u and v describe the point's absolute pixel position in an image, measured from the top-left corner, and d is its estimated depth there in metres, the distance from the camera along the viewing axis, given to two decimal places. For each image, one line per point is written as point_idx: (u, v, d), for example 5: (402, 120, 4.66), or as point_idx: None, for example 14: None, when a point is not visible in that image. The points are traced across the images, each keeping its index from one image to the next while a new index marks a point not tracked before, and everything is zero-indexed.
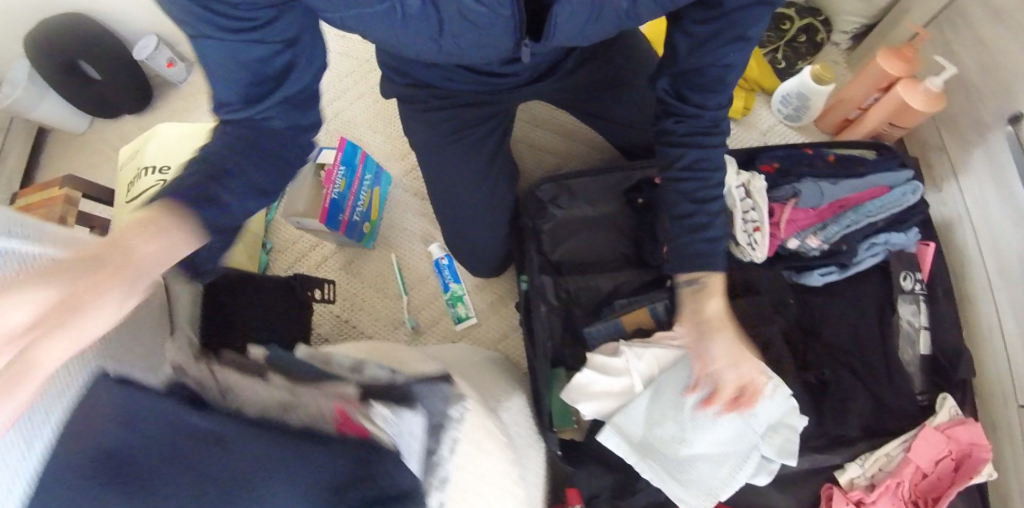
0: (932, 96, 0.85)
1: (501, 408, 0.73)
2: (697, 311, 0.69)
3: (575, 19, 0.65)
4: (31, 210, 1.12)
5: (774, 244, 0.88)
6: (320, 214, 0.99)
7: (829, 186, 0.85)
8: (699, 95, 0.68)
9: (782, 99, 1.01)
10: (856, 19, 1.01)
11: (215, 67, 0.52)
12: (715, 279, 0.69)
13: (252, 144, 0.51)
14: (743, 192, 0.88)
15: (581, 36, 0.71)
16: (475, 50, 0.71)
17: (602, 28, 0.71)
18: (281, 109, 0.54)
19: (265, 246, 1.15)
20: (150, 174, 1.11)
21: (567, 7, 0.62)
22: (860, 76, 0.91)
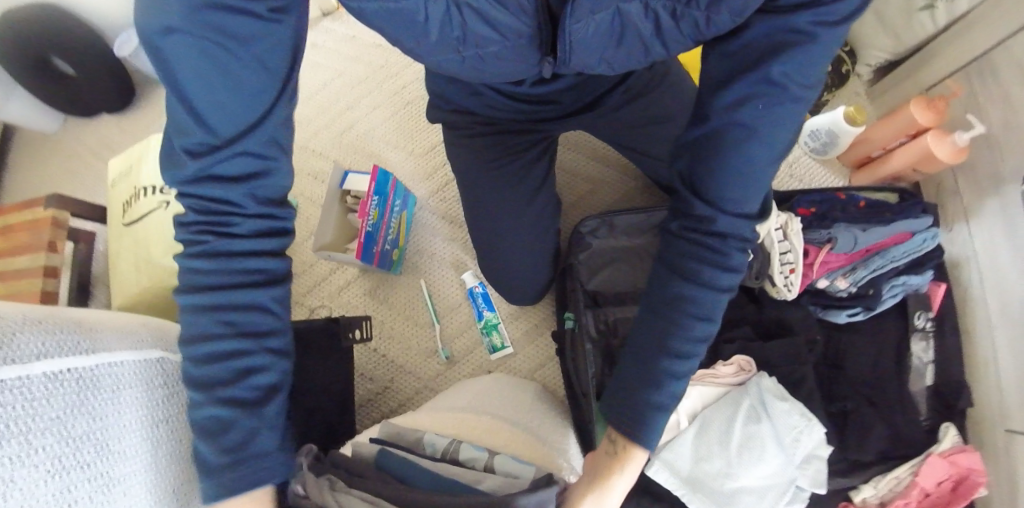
0: (958, 149, 0.90)
1: (571, 459, 0.77)
2: (597, 474, 0.56)
3: (592, 39, 0.60)
4: (13, 231, 1.04)
5: (805, 282, 0.94)
6: (355, 250, 0.95)
7: (861, 233, 0.91)
8: (722, 182, 0.53)
9: (811, 133, 1.04)
10: (879, 55, 1.04)
11: (177, 79, 0.42)
12: (633, 455, 0.54)
13: (217, 225, 0.45)
14: (782, 234, 0.92)
15: (602, 62, 0.66)
16: (497, 64, 0.67)
17: (625, 56, 0.66)
18: (245, 154, 0.45)
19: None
20: (148, 196, 1.04)
21: (578, 25, 0.57)
22: (888, 121, 0.96)
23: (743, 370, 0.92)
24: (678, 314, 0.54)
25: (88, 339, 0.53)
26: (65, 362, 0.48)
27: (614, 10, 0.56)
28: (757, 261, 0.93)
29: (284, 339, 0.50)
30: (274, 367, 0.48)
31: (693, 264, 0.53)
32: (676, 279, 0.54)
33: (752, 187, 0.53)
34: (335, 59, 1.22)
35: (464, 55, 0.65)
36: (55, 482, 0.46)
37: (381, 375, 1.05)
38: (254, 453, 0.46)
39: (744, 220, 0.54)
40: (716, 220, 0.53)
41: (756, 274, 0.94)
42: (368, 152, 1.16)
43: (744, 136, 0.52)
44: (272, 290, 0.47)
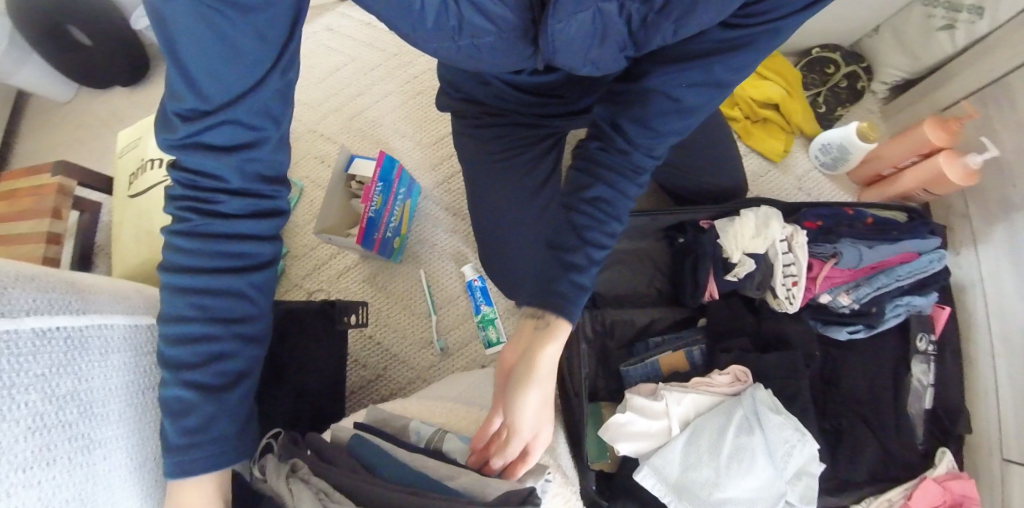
0: (969, 171, 0.89)
1: (558, 450, 0.76)
2: (528, 348, 0.54)
3: (572, 39, 0.57)
4: (17, 196, 1.04)
5: (808, 296, 0.93)
6: (355, 234, 0.95)
7: (867, 250, 0.89)
8: (635, 130, 0.60)
9: (821, 147, 1.03)
10: (895, 73, 1.03)
11: (175, 44, 0.39)
12: (561, 327, 0.54)
13: (205, 194, 0.44)
14: (786, 246, 0.91)
15: (589, 64, 0.63)
16: (495, 55, 0.65)
17: (608, 58, 0.62)
18: (237, 124, 0.43)
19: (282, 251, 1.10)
20: (153, 168, 1.03)
21: (560, 25, 0.54)
22: (901, 139, 0.95)
23: (738, 381, 0.90)
24: (592, 210, 0.58)
25: (82, 301, 0.52)
26: (56, 320, 0.48)
27: (595, 11, 0.53)
28: (760, 271, 0.93)
29: (255, 326, 0.49)
30: (241, 354, 0.48)
31: (608, 172, 0.60)
32: (594, 181, 0.60)
33: (661, 139, 0.60)
34: (347, 45, 1.22)
35: (459, 43, 0.63)
36: (36, 439, 0.45)
37: (374, 361, 1.05)
38: (213, 437, 0.46)
39: (647, 163, 0.61)
40: (629, 153, 0.61)
41: (757, 285, 0.94)
42: (376, 140, 1.16)
43: (674, 114, 0.60)
44: (250, 276, 0.47)
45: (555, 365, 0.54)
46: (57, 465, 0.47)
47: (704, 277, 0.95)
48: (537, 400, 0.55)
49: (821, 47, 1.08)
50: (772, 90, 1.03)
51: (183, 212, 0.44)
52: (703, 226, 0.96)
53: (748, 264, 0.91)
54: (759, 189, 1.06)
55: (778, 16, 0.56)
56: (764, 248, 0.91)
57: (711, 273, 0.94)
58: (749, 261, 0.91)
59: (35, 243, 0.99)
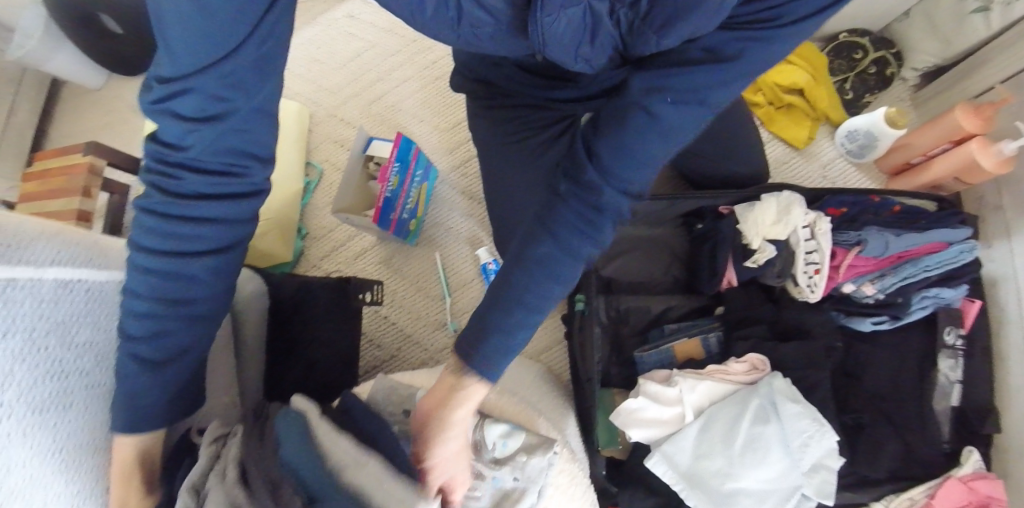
0: (1001, 160, 0.86)
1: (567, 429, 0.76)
2: (439, 401, 0.51)
3: (561, 34, 0.56)
4: (49, 174, 1.08)
5: (829, 286, 0.90)
6: (372, 214, 0.96)
7: (894, 239, 0.86)
8: (607, 157, 0.49)
9: (848, 134, 1.01)
10: (928, 59, 0.99)
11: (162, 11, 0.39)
12: (472, 385, 0.50)
13: (173, 165, 0.45)
14: (807, 232, 0.89)
15: (579, 60, 0.63)
16: (493, 44, 0.65)
17: (600, 54, 0.62)
18: (202, 94, 0.42)
19: (300, 232, 1.11)
20: None
21: (548, 19, 0.54)
22: (931, 126, 0.92)
23: (754, 369, 0.88)
24: (538, 270, 0.49)
25: (102, 261, 0.54)
26: (75, 274, 0.49)
27: (585, 8, 0.53)
28: (780, 259, 0.91)
29: (204, 308, 0.49)
30: (184, 333, 0.48)
31: (562, 228, 0.49)
32: (539, 236, 0.50)
33: (639, 171, 0.50)
34: (368, 31, 1.24)
35: (460, 33, 0.62)
36: (54, 383, 0.47)
37: (388, 341, 1.04)
38: (149, 407, 0.49)
39: (620, 203, 0.50)
40: (598, 193, 0.49)
41: (777, 272, 0.92)
42: (395, 125, 1.17)
43: (653, 136, 0.49)
44: (201, 260, 0.47)
45: (466, 421, 0.52)
46: (72, 410, 0.49)
47: (722, 263, 0.92)
48: (452, 449, 0.52)
49: (848, 31, 1.05)
50: (796, 75, 1.00)
51: (149, 184, 0.45)
52: (722, 213, 0.95)
53: (768, 250, 0.90)
54: (782, 177, 1.03)
55: (792, 16, 0.47)
56: (785, 234, 0.89)
57: (728, 260, 0.92)
58: (770, 248, 0.90)
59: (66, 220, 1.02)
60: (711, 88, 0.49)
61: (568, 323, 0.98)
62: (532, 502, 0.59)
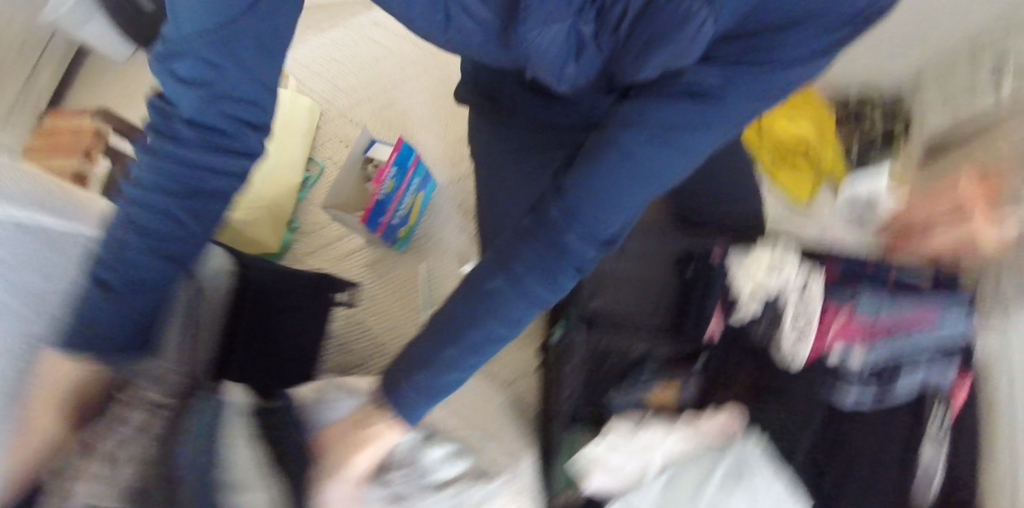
0: (1000, 243, 0.87)
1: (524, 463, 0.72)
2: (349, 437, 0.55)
3: (545, 48, 0.54)
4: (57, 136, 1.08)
5: (817, 350, 0.86)
6: (362, 213, 0.97)
7: (886, 307, 0.86)
8: (586, 200, 0.48)
9: (850, 197, 1.03)
10: (934, 131, 1.01)
11: None
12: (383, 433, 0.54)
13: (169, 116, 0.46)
14: (796, 294, 0.88)
15: (562, 76, 0.63)
16: (485, 49, 0.64)
17: (585, 70, 0.62)
18: (202, 59, 0.42)
19: (292, 225, 1.09)
20: None
21: (533, 31, 0.51)
22: (934, 196, 0.91)
23: (728, 428, 0.85)
24: (488, 309, 0.50)
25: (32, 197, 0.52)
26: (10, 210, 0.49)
27: (571, 25, 0.50)
28: (767, 314, 0.89)
29: (184, 248, 0.51)
30: (161, 271, 0.50)
31: (523, 265, 0.49)
32: (496, 270, 0.51)
33: (614, 216, 0.49)
34: (388, 40, 1.26)
35: (448, 33, 0.62)
36: None
37: (359, 348, 0.99)
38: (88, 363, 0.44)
39: (587, 248, 0.50)
40: (562, 229, 0.49)
41: (762, 328, 0.89)
42: (401, 132, 1.17)
43: (633, 180, 0.48)
44: (187, 203, 0.48)
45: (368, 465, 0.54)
46: None
47: (709, 312, 0.90)
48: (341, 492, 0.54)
49: (858, 100, 1.08)
50: (802, 133, 1.02)
51: (153, 124, 0.46)
52: (714, 261, 0.92)
53: (754, 307, 0.89)
54: (779, 234, 1.02)
55: (772, 69, 0.49)
56: (777, 284, 0.89)
57: (717, 311, 0.90)
58: (759, 301, 0.89)
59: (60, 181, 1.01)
60: (691, 127, 0.49)
61: (546, 354, 0.95)
62: None
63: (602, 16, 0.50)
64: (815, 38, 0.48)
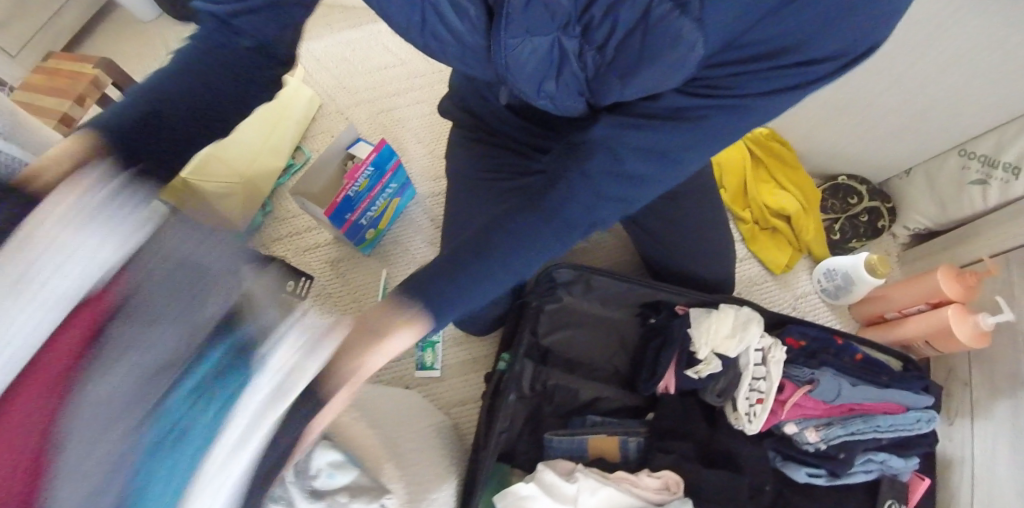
0: (980, 333, 0.82)
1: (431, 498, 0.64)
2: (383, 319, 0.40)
3: (521, 66, 0.53)
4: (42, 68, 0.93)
5: (771, 421, 0.82)
6: (326, 206, 0.86)
7: (848, 386, 0.80)
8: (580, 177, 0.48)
9: (826, 272, 0.96)
10: (920, 220, 0.97)
11: None
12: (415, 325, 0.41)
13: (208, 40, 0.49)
14: (759, 358, 0.83)
15: (545, 98, 0.59)
16: (461, 63, 0.64)
17: (567, 97, 0.59)
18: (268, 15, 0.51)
19: (263, 208, 1.01)
20: None
21: (509, 45, 0.50)
22: (910, 283, 0.89)
23: (669, 488, 0.76)
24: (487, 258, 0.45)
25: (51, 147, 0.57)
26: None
27: (551, 39, 0.50)
28: (725, 376, 0.84)
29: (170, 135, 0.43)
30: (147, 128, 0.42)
31: (527, 221, 0.47)
32: (505, 220, 0.48)
33: (607, 203, 0.49)
34: (401, 49, 1.26)
35: (423, 40, 0.61)
36: None
37: None
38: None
39: (587, 219, 0.49)
40: (567, 200, 0.48)
41: (718, 391, 0.84)
42: (393, 139, 1.17)
43: (624, 177, 0.49)
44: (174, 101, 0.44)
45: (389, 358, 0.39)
46: None
47: (664, 364, 0.85)
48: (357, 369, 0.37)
49: (849, 176, 1.03)
50: (786, 201, 0.98)
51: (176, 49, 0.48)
52: (679, 312, 0.88)
53: (714, 365, 0.82)
54: (751, 296, 0.98)
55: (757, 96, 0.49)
56: (736, 351, 0.82)
57: (671, 363, 0.85)
58: (716, 362, 0.83)
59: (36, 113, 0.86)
60: (680, 148, 0.49)
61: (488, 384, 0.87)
62: None
63: (584, 32, 0.50)
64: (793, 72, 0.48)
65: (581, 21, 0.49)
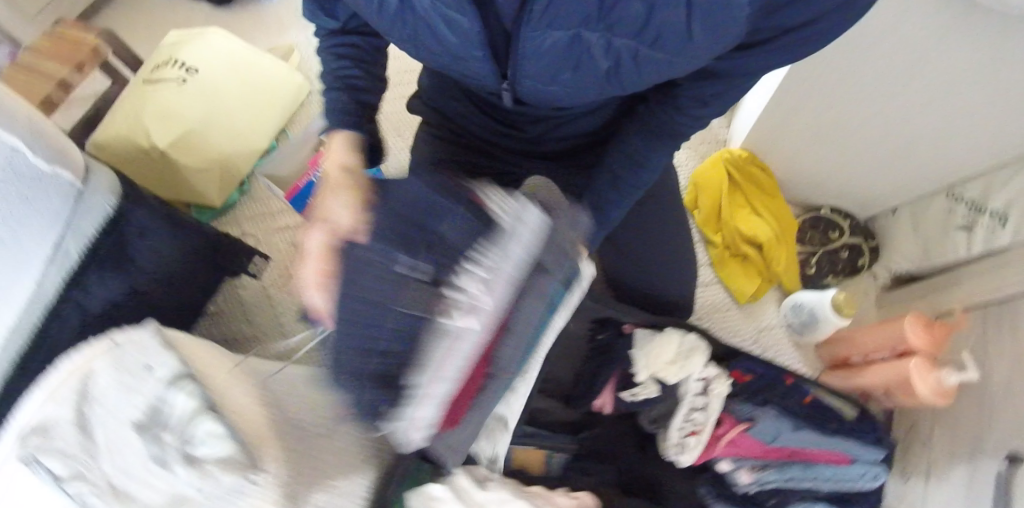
0: (943, 390, 0.76)
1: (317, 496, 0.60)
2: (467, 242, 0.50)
3: (540, 56, 0.59)
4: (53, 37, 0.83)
5: (706, 455, 0.79)
6: (286, 189, 0.83)
7: (788, 430, 0.76)
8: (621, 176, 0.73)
9: (794, 306, 0.92)
10: (901, 263, 0.92)
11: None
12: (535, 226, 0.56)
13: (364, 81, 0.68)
14: (700, 388, 0.79)
15: (567, 87, 0.65)
16: (472, 75, 0.69)
17: (594, 87, 0.65)
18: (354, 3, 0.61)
19: (242, 185, 0.95)
20: (176, 69, 0.89)
21: (532, 36, 0.56)
22: (878, 328, 0.84)
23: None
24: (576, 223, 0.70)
25: (48, 142, 0.55)
26: (11, 139, 0.50)
27: (571, 33, 0.55)
28: (663, 403, 0.80)
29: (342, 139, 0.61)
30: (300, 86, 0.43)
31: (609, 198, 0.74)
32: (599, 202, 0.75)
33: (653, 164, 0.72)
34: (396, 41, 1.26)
35: (437, 47, 0.64)
36: None
37: (253, 330, 0.90)
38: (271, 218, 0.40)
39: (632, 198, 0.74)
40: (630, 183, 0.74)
41: (653, 417, 0.81)
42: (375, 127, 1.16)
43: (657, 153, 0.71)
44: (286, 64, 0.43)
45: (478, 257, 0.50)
46: None
47: (601, 382, 0.81)
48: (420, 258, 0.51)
49: (832, 209, 0.98)
50: (759, 227, 0.93)
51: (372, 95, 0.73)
52: (624, 330, 0.84)
53: (651, 390, 0.79)
54: (713, 323, 0.94)
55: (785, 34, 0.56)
56: (677, 378, 0.79)
57: (611, 381, 0.82)
58: (654, 387, 0.79)
59: (33, 83, 0.78)
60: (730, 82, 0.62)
61: None
62: None
63: (606, 25, 0.55)
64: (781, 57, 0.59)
65: (603, 16, 0.53)
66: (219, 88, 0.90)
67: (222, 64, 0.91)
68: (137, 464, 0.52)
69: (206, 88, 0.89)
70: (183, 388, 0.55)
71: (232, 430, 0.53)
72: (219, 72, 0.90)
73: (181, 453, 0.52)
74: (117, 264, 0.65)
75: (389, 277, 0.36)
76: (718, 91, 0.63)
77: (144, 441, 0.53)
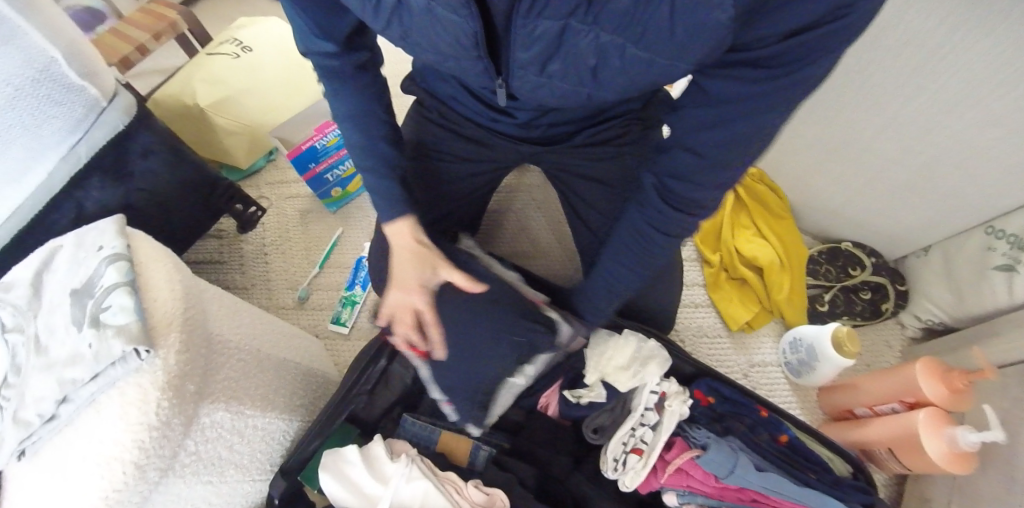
0: (957, 453, 0.61)
1: (211, 406, 0.60)
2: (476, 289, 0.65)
3: (530, 44, 0.51)
4: (145, 13, 1.01)
5: (649, 483, 0.69)
6: (290, 150, 0.90)
7: (747, 468, 0.64)
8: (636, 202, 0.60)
9: (791, 342, 0.80)
10: (934, 311, 0.78)
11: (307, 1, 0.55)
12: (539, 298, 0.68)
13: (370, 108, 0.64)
14: (652, 402, 0.70)
15: (559, 97, 0.60)
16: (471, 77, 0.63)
17: (611, 88, 0.56)
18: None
19: (269, 153, 1.06)
20: (233, 46, 1.02)
21: (523, 23, 0.49)
22: (884, 372, 0.70)
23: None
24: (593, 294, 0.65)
25: (84, 61, 0.63)
26: (48, 49, 0.59)
27: (561, 25, 0.48)
28: (609, 413, 0.72)
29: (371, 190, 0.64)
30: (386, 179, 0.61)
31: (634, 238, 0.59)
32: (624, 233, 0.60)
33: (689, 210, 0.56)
34: None
35: (437, 50, 0.58)
36: None
37: (242, 280, 0.96)
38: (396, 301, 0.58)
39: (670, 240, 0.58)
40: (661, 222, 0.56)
41: (597, 426, 0.72)
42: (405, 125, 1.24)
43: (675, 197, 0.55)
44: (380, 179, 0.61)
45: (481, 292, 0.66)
46: None
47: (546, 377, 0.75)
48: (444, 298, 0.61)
49: (855, 243, 0.87)
50: (760, 249, 0.85)
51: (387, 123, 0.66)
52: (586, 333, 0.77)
53: (596, 393, 0.72)
54: (694, 347, 0.85)
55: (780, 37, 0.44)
56: (629, 387, 0.70)
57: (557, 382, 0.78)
58: (601, 390, 0.72)
59: (118, 45, 0.95)
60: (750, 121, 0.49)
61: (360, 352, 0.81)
62: (83, 380, 0.53)
63: (598, 17, 0.47)
64: (768, 88, 0.47)
65: (596, 3, 0.46)
66: (264, 63, 1.01)
67: (274, 45, 1.04)
68: (62, 323, 0.57)
69: (251, 64, 1.01)
70: (114, 266, 0.59)
71: (141, 309, 0.56)
72: (268, 51, 1.03)
73: (92, 317, 0.56)
74: (115, 175, 0.74)
75: (501, 359, 0.61)
76: (714, 133, 0.51)
77: (72, 305, 0.58)
